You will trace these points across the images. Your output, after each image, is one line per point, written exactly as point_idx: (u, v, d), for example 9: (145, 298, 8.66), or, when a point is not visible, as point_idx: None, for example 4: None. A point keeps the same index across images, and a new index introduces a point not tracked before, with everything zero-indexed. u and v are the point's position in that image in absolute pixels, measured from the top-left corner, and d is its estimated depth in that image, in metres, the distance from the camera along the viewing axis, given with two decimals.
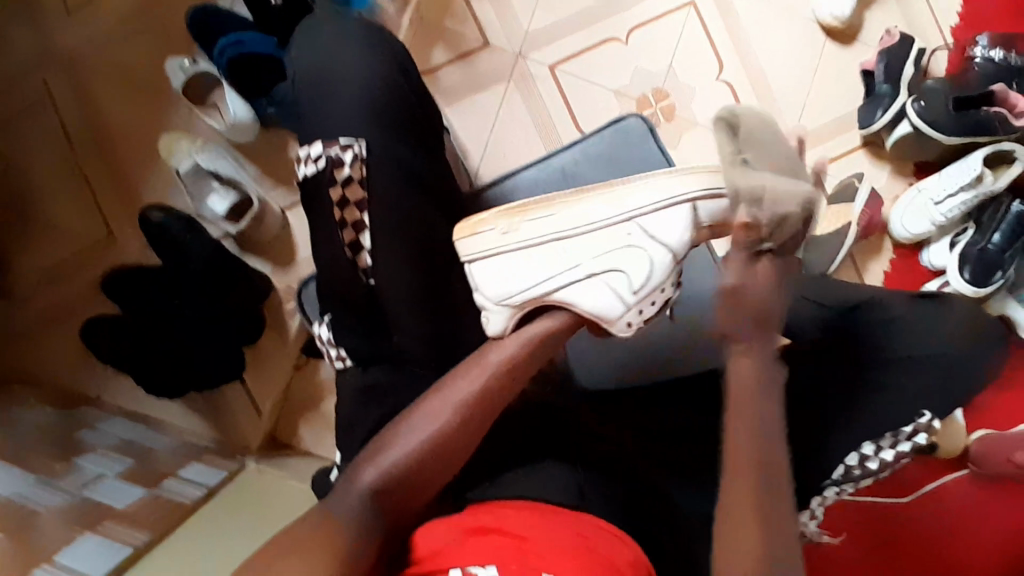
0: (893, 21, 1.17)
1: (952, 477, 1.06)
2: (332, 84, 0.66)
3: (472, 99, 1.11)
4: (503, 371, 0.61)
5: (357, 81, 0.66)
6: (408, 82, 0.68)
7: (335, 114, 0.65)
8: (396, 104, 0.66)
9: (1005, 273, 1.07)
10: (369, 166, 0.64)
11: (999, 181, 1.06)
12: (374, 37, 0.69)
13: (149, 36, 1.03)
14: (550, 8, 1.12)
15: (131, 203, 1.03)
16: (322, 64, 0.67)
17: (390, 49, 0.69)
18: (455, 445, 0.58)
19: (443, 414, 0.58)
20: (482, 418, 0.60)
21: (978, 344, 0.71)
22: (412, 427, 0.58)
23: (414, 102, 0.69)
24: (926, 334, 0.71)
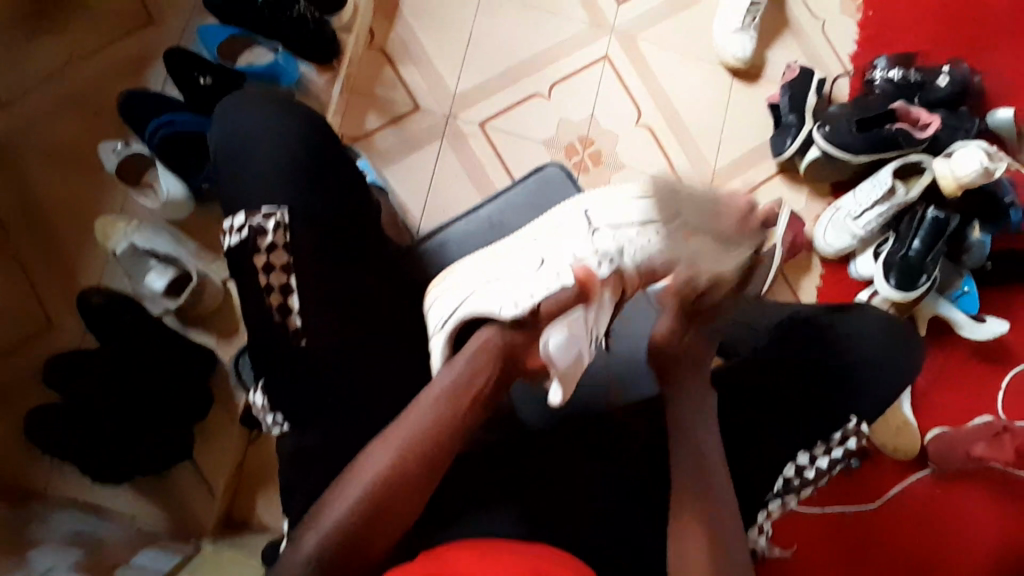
0: (794, 57, 1.27)
1: (916, 479, 1.13)
2: (252, 156, 0.68)
3: (409, 159, 1.15)
4: (445, 404, 0.59)
5: (277, 150, 0.68)
6: (331, 146, 0.71)
7: (256, 182, 0.68)
8: (318, 169, 0.69)
9: (929, 276, 1.12)
10: (291, 230, 0.66)
11: (912, 192, 1.14)
12: (292, 107, 0.72)
13: (83, 125, 1.05)
14: (475, 69, 1.18)
15: (70, 289, 1.02)
16: (242, 136, 0.69)
17: (308, 119, 0.71)
18: (406, 487, 0.56)
19: (381, 459, 0.56)
20: (423, 458, 0.57)
21: (897, 343, 0.76)
22: (352, 475, 0.56)
23: (338, 164, 0.71)
24: (838, 337, 0.76)
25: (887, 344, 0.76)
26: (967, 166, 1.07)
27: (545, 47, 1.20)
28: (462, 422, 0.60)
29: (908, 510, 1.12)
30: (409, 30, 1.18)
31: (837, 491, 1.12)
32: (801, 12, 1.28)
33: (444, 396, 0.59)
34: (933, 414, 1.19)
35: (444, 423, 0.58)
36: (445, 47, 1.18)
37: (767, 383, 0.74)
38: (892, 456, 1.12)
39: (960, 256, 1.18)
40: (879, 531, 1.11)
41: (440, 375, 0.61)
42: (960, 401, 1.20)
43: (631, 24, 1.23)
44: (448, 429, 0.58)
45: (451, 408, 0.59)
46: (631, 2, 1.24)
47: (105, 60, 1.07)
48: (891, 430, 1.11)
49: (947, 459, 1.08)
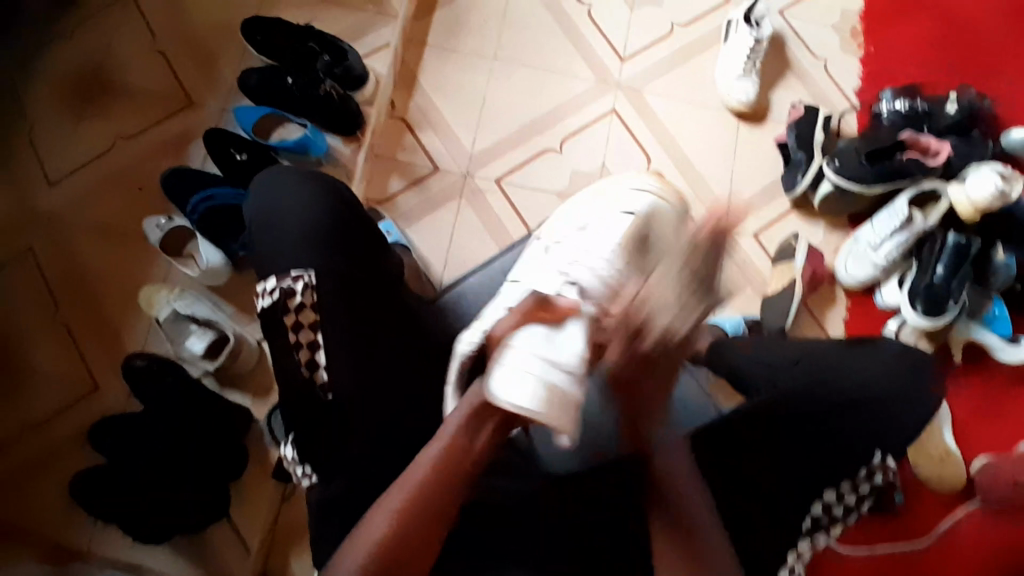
0: (799, 96, 1.30)
1: (965, 514, 1.10)
2: (280, 224, 0.73)
3: (429, 218, 1.20)
4: (443, 469, 0.60)
5: (302, 218, 0.73)
6: (352, 212, 0.76)
7: (284, 249, 0.72)
8: (340, 234, 0.74)
9: (955, 302, 1.11)
10: (319, 291, 0.70)
11: (930, 219, 1.14)
12: (315, 177, 0.77)
13: (129, 203, 1.14)
14: (489, 129, 1.25)
15: (114, 356, 1.08)
16: (272, 207, 0.74)
17: (330, 187, 0.77)
18: (412, 550, 0.59)
19: (380, 523, 0.59)
20: (421, 518, 0.59)
21: (915, 378, 0.75)
22: (355, 544, 0.59)
23: (358, 228, 0.76)
24: (849, 361, 0.76)
25: (904, 375, 0.75)
26: (980, 190, 1.08)
27: (554, 105, 1.27)
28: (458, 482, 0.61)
29: (960, 546, 1.09)
30: (427, 97, 1.25)
31: (882, 529, 1.10)
32: (802, 53, 1.33)
33: (441, 462, 0.60)
34: (981, 444, 1.15)
35: (437, 489, 0.60)
36: (460, 109, 1.25)
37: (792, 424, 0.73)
38: (938, 489, 1.10)
39: (986, 279, 1.17)
40: (933, 571, 1.08)
41: (428, 446, 0.62)
42: (1005, 432, 1.16)
43: (636, 78, 1.29)
44: (435, 508, 0.59)
45: (443, 475, 0.60)
46: (635, 57, 1.30)
47: (151, 142, 1.17)
48: (935, 465, 1.10)
49: (995, 490, 1.08)
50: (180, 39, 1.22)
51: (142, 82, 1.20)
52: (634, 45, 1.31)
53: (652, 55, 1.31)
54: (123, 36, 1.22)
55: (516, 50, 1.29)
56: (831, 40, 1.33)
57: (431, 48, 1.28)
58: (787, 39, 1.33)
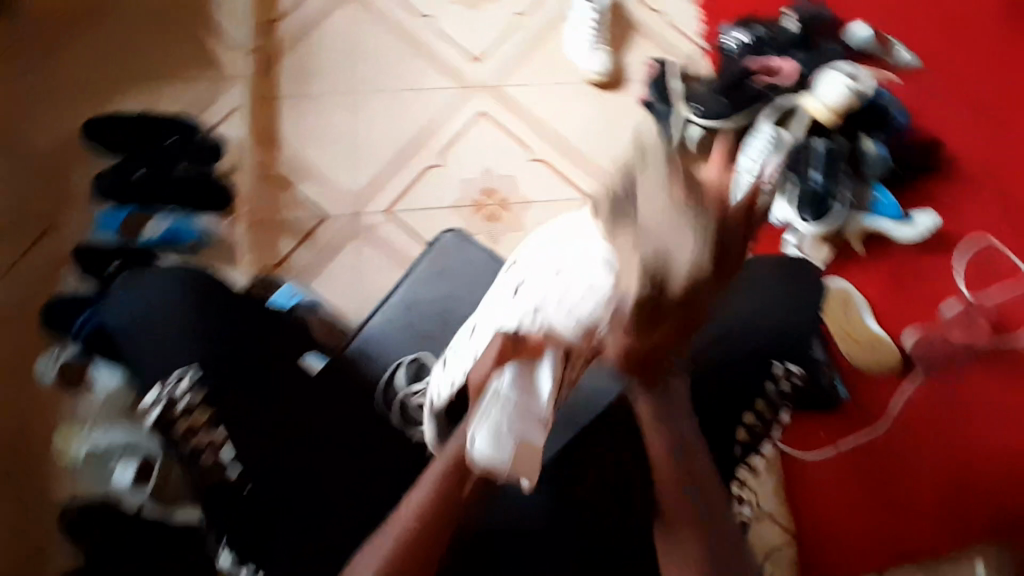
0: (649, 51, 1.35)
1: (910, 386, 1.19)
2: (146, 328, 0.71)
3: (331, 267, 1.17)
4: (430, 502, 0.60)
5: (169, 316, 0.71)
6: (220, 299, 0.74)
7: (157, 350, 0.70)
8: (213, 322, 0.72)
9: (838, 201, 1.20)
10: (203, 386, 0.68)
11: (796, 131, 1.20)
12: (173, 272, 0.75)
13: (10, 348, 1.08)
14: (367, 164, 1.24)
15: (40, 503, 1.02)
16: (138, 312, 0.72)
17: (189, 278, 0.74)
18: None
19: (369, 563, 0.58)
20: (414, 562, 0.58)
21: (795, 274, 0.84)
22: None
23: (230, 312, 0.74)
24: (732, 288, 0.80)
25: (792, 275, 0.84)
26: (833, 91, 1.17)
27: (425, 122, 1.27)
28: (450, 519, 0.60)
29: (915, 415, 1.17)
30: (294, 149, 1.23)
31: (841, 428, 1.16)
32: (642, 12, 1.37)
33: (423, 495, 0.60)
34: (899, 320, 1.24)
35: (430, 529, 0.59)
36: (331, 152, 1.23)
37: (710, 364, 0.76)
38: (869, 372, 1.18)
39: (862, 170, 1.25)
40: (898, 446, 1.15)
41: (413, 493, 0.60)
42: (918, 303, 1.25)
43: (494, 76, 1.31)
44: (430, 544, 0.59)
45: (434, 514, 0.59)
46: (488, 56, 1.32)
47: (17, 277, 1.11)
48: (867, 350, 1.18)
49: (933, 356, 1.20)
50: (18, 163, 1.16)
51: None
52: (484, 44, 1.32)
53: (504, 49, 1.32)
54: None
55: (372, 80, 1.28)
56: None
57: (286, 100, 1.25)
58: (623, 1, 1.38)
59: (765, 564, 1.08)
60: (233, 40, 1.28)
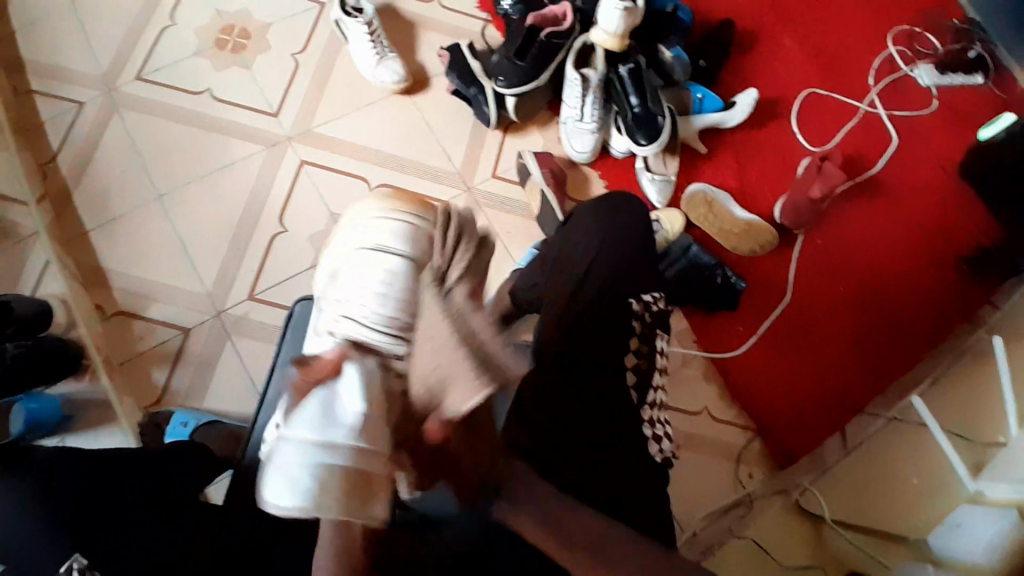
0: (439, 41, 1.34)
1: (796, 249, 1.28)
2: (6, 541, 0.63)
3: (217, 374, 1.11)
4: None
5: (26, 518, 0.63)
6: (80, 476, 0.67)
7: (23, 561, 0.62)
8: (84, 503, 0.66)
9: (663, 116, 1.21)
10: (99, 569, 0.62)
11: (598, 67, 1.22)
12: (8, 469, 0.66)
13: None
14: (208, 260, 1.18)
15: None
16: None
17: (34, 468, 0.66)
18: None
19: None
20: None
21: (619, 202, 0.86)
22: None
23: (99, 485, 0.68)
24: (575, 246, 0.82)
25: (613, 200, 0.86)
26: (611, 20, 1.15)
27: (250, 195, 1.22)
28: None
29: (806, 276, 1.27)
30: (128, 276, 1.15)
31: (749, 314, 1.24)
32: (415, 6, 1.36)
33: None
34: (762, 197, 1.31)
35: None
36: (168, 264, 1.17)
37: (586, 325, 0.76)
38: (755, 253, 1.25)
39: (673, 78, 1.29)
40: (802, 309, 1.25)
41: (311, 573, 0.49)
42: (771, 175, 1.33)
43: (300, 123, 1.27)
44: None
45: None
46: (286, 108, 1.28)
47: None
48: (741, 236, 1.25)
49: (802, 216, 1.25)
50: None
51: None
52: (275, 97, 1.28)
53: (297, 94, 1.28)
54: None
55: (178, 176, 1.22)
56: None
57: (97, 234, 1.17)
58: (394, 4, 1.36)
59: (740, 466, 1.15)
60: (9, 195, 1.17)
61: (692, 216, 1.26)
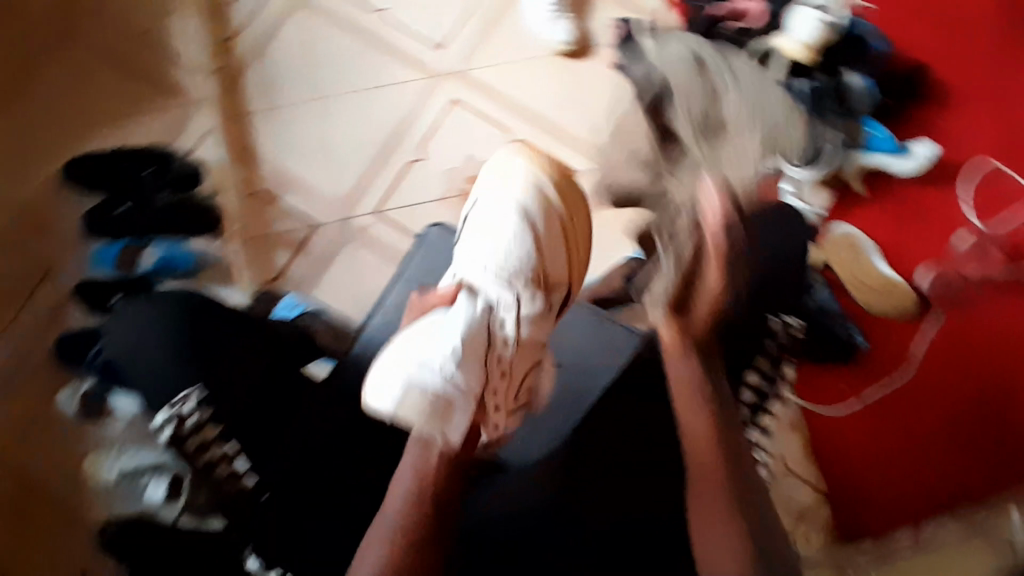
0: (616, 12, 1.32)
1: (928, 325, 1.17)
2: (146, 358, 0.71)
3: (330, 274, 1.19)
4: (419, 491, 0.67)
5: (163, 344, 0.71)
6: (206, 321, 0.72)
7: (157, 379, 0.71)
8: (205, 345, 0.71)
9: (827, 139, 1.17)
10: (212, 405, 0.70)
11: (774, 76, 1.21)
12: (158, 299, 0.74)
13: (33, 392, 1.11)
14: (347, 167, 1.24)
15: (84, 541, 1.06)
16: (132, 344, 0.72)
17: (175, 303, 0.73)
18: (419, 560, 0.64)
19: (380, 541, 0.64)
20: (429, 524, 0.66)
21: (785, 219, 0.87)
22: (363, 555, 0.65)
23: (217, 332, 0.72)
24: (702, 250, 0.81)
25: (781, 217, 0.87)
26: (804, 28, 1.16)
27: (398, 118, 1.26)
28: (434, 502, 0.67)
29: (931, 355, 1.16)
30: (274, 162, 1.24)
31: (857, 375, 1.16)
32: None
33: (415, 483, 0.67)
34: (909, 257, 1.21)
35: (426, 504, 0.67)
36: (311, 161, 1.24)
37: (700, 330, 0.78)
38: (886, 316, 1.17)
39: (849, 104, 1.23)
40: (915, 388, 1.15)
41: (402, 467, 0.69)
42: (928, 237, 1.22)
43: (461, 59, 1.29)
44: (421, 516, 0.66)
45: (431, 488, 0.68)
46: (451, 42, 1.30)
47: (28, 323, 1.14)
48: (880, 295, 1.16)
49: (947, 295, 1.18)
50: (9, 211, 1.18)
51: None
52: (445, 29, 1.30)
53: (465, 31, 1.30)
54: None
55: (339, 82, 1.28)
56: None
57: (257, 116, 1.26)
58: None
59: (798, 523, 1.10)
60: (193, 61, 1.27)
61: (829, 258, 1.19)
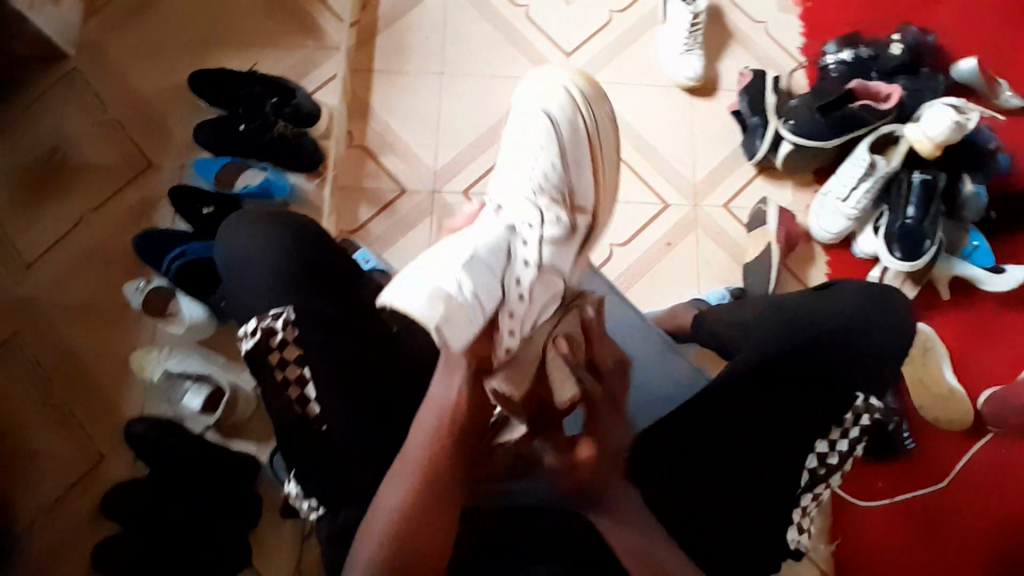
0: (746, 63, 1.32)
1: (978, 446, 1.12)
2: (256, 268, 0.74)
3: (405, 239, 1.21)
4: (424, 472, 0.61)
5: (276, 259, 0.74)
6: (320, 254, 0.77)
7: (259, 291, 0.72)
8: (314, 270, 0.75)
9: (932, 240, 1.12)
10: (298, 326, 0.70)
11: (893, 161, 1.16)
12: (280, 220, 0.78)
13: (105, 273, 1.15)
14: (448, 143, 1.26)
15: (111, 427, 1.08)
16: (247, 253, 0.75)
17: (295, 227, 0.77)
18: (416, 544, 0.61)
19: (387, 511, 0.61)
20: (423, 508, 0.61)
21: (880, 300, 0.76)
22: (367, 531, 0.62)
23: (326, 262, 0.76)
24: (811, 319, 0.76)
25: (878, 297, 0.77)
26: (937, 125, 1.10)
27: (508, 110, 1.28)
28: (439, 485, 0.62)
29: (977, 478, 1.11)
30: (382, 121, 1.27)
31: (897, 477, 1.11)
32: (741, 20, 1.34)
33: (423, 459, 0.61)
34: (981, 375, 1.17)
35: (430, 478, 0.61)
36: (416, 129, 1.26)
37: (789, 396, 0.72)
38: (941, 426, 1.12)
39: (959, 212, 1.18)
40: (953, 506, 1.10)
41: (423, 417, 0.62)
42: (1004, 357, 1.18)
43: (584, 70, 1.30)
44: (432, 495, 0.61)
45: (433, 465, 0.61)
46: (579, 51, 1.31)
47: (117, 208, 1.18)
48: (937, 401, 1.11)
49: (1002, 417, 1.10)
50: (130, 102, 1.23)
51: (100, 154, 1.21)
52: (575, 38, 1.32)
53: (594, 44, 1.32)
54: (73, 110, 1.23)
55: (462, 62, 1.30)
56: (769, 3, 1.35)
57: (378, 74, 1.29)
58: (725, 8, 1.35)
59: None
60: (332, 8, 1.31)
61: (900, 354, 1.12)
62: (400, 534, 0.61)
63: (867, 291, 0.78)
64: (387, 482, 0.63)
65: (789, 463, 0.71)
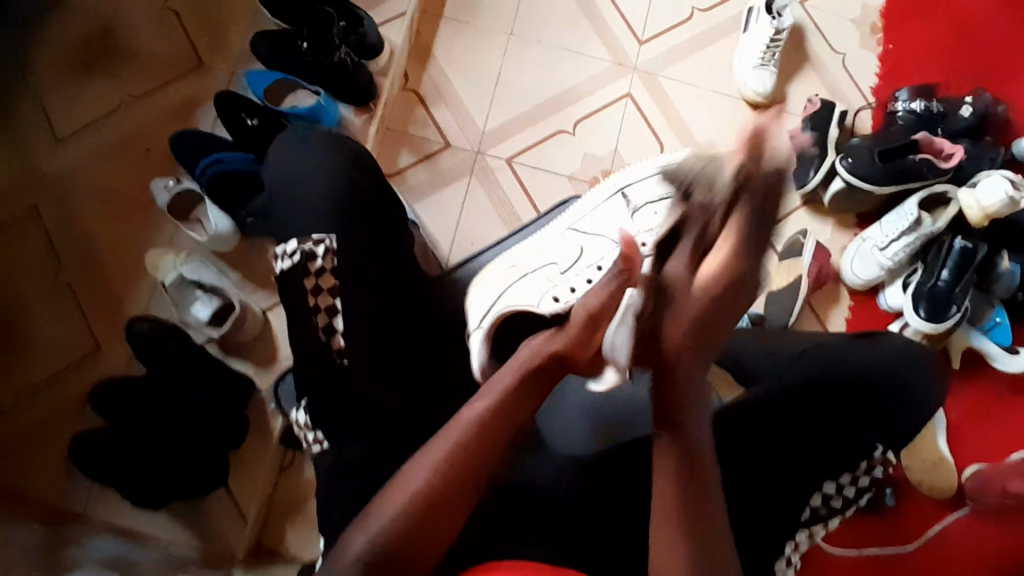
0: (815, 91, 1.29)
1: (954, 517, 1.13)
2: (310, 190, 0.73)
3: (438, 194, 1.19)
4: (470, 442, 0.60)
5: (332, 183, 0.73)
6: (373, 187, 0.75)
7: (309, 214, 0.72)
8: (365, 202, 0.73)
9: (958, 307, 1.12)
10: (339, 256, 0.70)
11: (938, 222, 1.14)
12: (341, 147, 0.76)
13: (134, 164, 1.12)
14: (502, 107, 1.23)
15: (114, 319, 1.08)
16: (302, 173, 0.74)
17: (354, 155, 0.76)
18: (446, 508, 0.58)
19: (423, 473, 0.59)
20: (460, 479, 0.59)
21: (914, 366, 0.77)
22: (394, 488, 0.59)
23: (379, 197, 0.75)
24: (846, 361, 0.76)
25: (912, 365, 0.77)
26: (991, 195, 1.08)
27: (570, 85, 1.25)
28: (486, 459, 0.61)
29: (947, 546, 1.13)
30: (440, 71, 1.24)
31: (871, 530, 1.13)
32: (820, 47, 1.31)
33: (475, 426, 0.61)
34: (971, 448, 1.18)
35: (473, 453, 0.60)
36: (473, 86, 1.23)
37: (800, 431, 0.72)
38: (925, 492, 1.13)
39: (989, 286, 1.18)
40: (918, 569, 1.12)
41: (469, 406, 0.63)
42: (997, 436, 1.18)
43: (652, 62, 1.27)
44: (469, 464, 0.60)
45: (482, 438, 0.61)
46: (652, 42, 1.28)
47: (157, 101, 1.15)
48: (926, 466, 1.13)
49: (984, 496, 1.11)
50: None
51: (149, 42, 1.17)
52: (651, 28, 1.28)
53: (669, 38, 1.28)
54: None
55: (533, 29, 1.26)
56: (852, 34, 1.32)
57: (445, 21, 1.25)
58: (806, 31, 1.31)
59: None
60: None
61: None
62: (433, 496, 0.58)
63: (905, 353, 0.78)
64: (428, 446, 0.61)
65: (784, 499, 0.71)
